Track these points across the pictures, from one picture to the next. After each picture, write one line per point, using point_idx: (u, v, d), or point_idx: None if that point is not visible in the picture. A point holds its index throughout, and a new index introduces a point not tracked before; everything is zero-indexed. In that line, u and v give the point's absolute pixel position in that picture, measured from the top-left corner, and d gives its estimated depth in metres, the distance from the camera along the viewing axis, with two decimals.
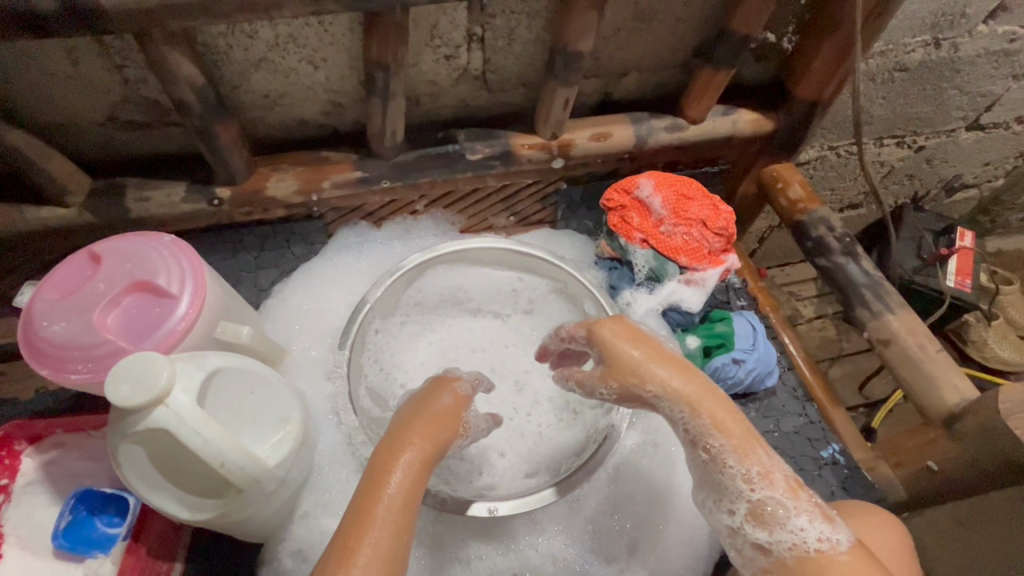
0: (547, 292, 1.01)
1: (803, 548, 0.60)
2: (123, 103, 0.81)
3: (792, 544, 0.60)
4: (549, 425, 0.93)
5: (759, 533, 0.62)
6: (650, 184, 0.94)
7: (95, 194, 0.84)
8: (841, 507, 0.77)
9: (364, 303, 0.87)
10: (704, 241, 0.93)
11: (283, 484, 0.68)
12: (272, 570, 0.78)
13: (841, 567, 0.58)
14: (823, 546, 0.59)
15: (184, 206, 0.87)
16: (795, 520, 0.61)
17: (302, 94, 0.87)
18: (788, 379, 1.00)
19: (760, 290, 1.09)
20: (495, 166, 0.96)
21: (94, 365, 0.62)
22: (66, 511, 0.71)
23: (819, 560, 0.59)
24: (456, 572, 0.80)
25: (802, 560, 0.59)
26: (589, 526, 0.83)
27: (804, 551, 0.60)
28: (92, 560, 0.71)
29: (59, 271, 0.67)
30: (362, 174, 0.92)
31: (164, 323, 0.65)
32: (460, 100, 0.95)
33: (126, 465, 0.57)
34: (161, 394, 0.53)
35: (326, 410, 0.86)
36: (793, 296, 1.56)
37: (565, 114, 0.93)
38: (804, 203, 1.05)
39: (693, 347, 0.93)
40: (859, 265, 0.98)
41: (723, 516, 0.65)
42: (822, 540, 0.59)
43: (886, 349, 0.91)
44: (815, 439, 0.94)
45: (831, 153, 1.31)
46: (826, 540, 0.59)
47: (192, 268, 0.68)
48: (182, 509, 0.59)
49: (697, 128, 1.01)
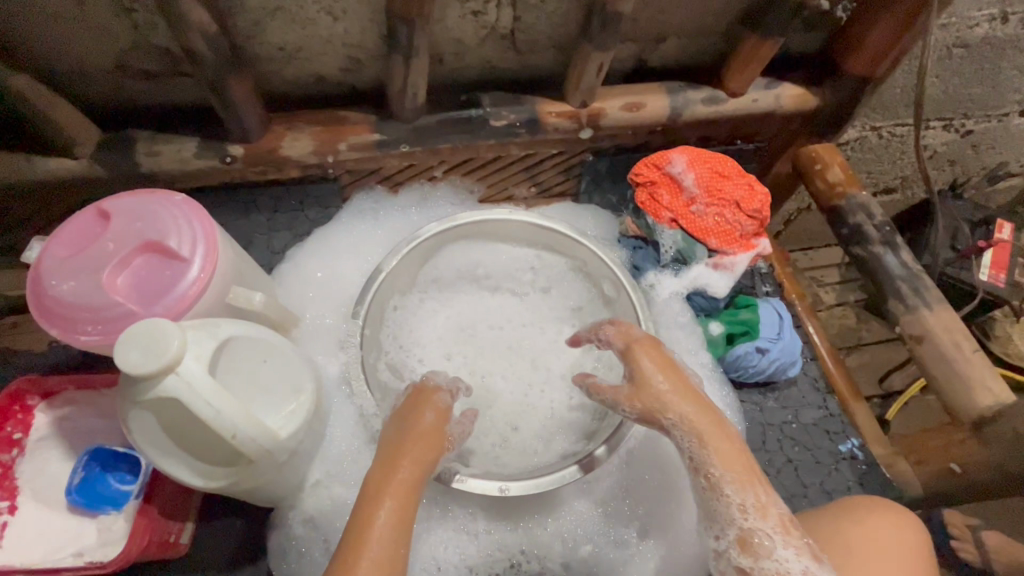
0: (566, 270, 0.97)
1: None
2: (132, 51, 0.76)
3: None
4: (561, 402, 0.91)
5: None
6: (683, 160, 0.89)
7: (104, 147, 0.81)
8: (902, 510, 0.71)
9: (379, 272, 0.83)
10: (736, 224, 0.88)
11: (295, 455, 0.67)
12: (283, 535, 0.79)
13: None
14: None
15: (196, 162, 0.84)
16: None
17: (319, 47, 0.82)
18: (810, 369, 0.97)
19: (787, 277, 1.06)
20: (520, 134, 0.91)
21: (105, 328, 0.60)
22: (79, 468, 0.72)
23: None
24: (465, 544, 0.80)
25: None
26: (600, 509, 0.83)
27: None
28: (105, 516, 0.72)
29: (67, 227, 0.64)
30: (379, 137, 0.87)
31: (175, 287, 0.63)
32: (485, 61, 0.90)
33: (137, 432, 0.56)
34: (171, 362, 0.52)
35: (338, 380, 0.85)
36: (814, 282, 1.49)
37: (597, 81, 0.87)
38: (843, 186, 0.99)
39: (716, 334, 0.92)
40: (898, 257, 0.93)
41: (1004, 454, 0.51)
42: None
43: (918, 346, 0.88)
44: (834, 432, 0.93)
45: (872, 134, 1.24)
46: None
47: (203, 229, 0.66)
48: (194, 477, 0.58)
49: (735, 102, 0.95)
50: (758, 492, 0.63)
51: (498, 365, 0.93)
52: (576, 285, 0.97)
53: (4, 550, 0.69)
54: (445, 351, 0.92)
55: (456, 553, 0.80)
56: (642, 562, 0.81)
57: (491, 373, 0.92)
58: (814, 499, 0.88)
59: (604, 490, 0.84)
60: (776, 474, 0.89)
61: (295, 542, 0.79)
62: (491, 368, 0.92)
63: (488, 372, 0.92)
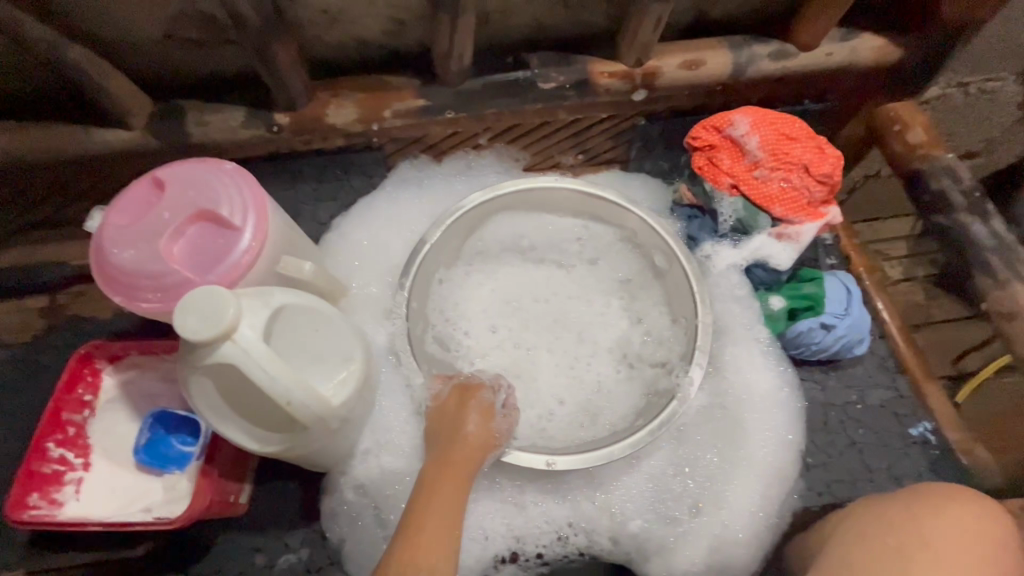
0: (614, 240, 0.93)
1: None
2: (180, 19, 0.76)
3: None
4: (609, 375, 0.89)
5: None
6: (746, 122, 0.82)
7: (157, 117, 0.82)
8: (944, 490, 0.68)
9: (423, 243, 0.81)
10: (804, 190, 0.82)
11: (346, 423, 0.67)
12: (335, 499, 0.81)
13: None
14: None
15: (244, 132, 0.84)
16: None
17: (363, 9, 0.79)
18: (878, 348, 0.91)
19: (855, 249, 0.98)
20: (570, 97, 0.86)
21: (164, 295, 0.62)
22: (145, 429, 0.76)
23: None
24: (513, 515, 0.80)
25: None
26: (650, 485, 0.81)
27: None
28: (169, 475, 0.75)
29: (125, 196, 0.65)
30: (425, 103, 0.85)
31: (228, 256, 0.63)
32: (534, 19, 0.85)
33: (196, 396, 0.57)
34: (227, 329, 0.52)
35: (385, 350, 0.85)
36: (880, 255, 1.39)
37: (654, 37, 0.81)
38: (925, 148, 0.90)
39: (777, 309, 0.86)
40: (988, 226, 0.84)
41: None
42: None
43: (1009, 324, 0.79)
44: (903, 415, 0.87)
45: (958, 91, 1.12)
46: None
47: (253, 198, 0.66)
48: (250, 441, 0.60)
49: (806, 56, 0.87)
50: None
51: (544, 338, 0.91)
52: (624, 256, 0.94)
53: (80, 504, 0.74)
54: (490, 324, 0.90)
55: (504, 523, 0.79)
56: (694, 542, 0.79)
57: (537, 346, 0.90)
58: (880, 485, 0.83)
59: (654, 467, 0.82)
60: (838, 457, 0.84)
61: (346, 507, 0.81)
62: (537, 341, 0.90)
63: (533, 345, 0.90)
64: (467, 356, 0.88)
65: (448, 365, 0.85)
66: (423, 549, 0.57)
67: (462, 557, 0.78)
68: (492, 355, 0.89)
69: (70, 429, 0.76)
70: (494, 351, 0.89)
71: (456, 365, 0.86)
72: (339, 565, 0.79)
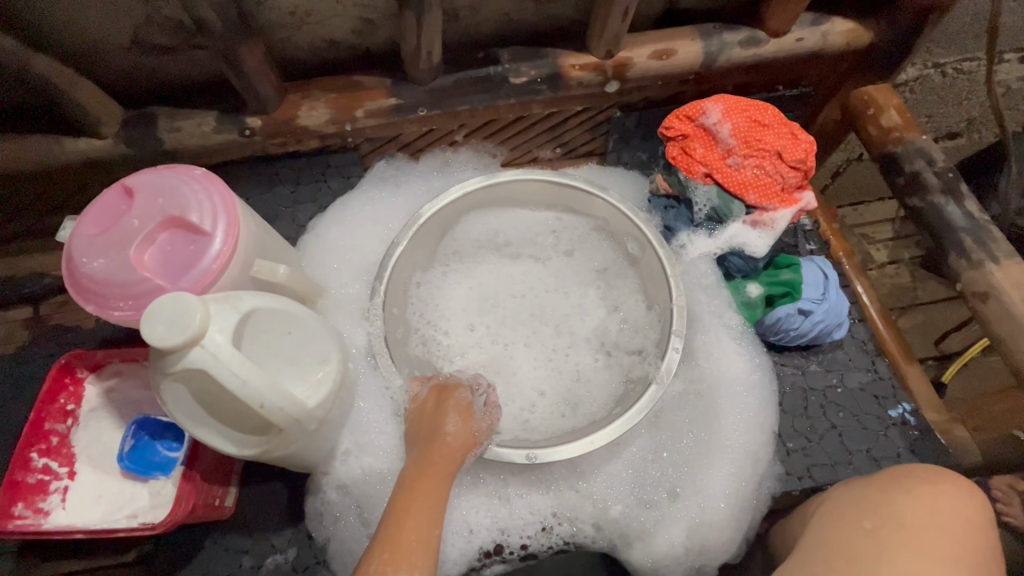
0: (588, 231, 0.94)
1: None
2: (146, 25, 0.75)
3: None
4: (587, 365, 0.90)
5: None
6: (718, 110, 0.82)
7: (128, 125, 0.82)
8: (918, 470, 0.69)
9: (394, 246, 0.81)
10: (778, 176, 0.82)
11: (324, 423, 0.67)
12: (319, 499, 0.81)
13: None
14: None
15: (217, 137, 0.84)
16: None
17: (330, 9, 0.79)
18: (858, 331, 0.92)
19: (833, 234, 1.00)
20: (542, 91, 0.86)
21: (136, 303, 0.62)
22: (129, 436, 0.76)
23: None
24: (497, 507, 0.81)
25: None
26: (630, 474, 0.82)
27: None
28: (155, 480, 0.76)
29: (94, 205, 0.65)
30: (396, 101, 0.85)
31: (199, 262, 0.63)
32: (503, 13, 0.84)
33: (169, 403, 0.57)
34: (195, 334, 0.52)
35: (364, 351, 0.85)
36: (865, 239, 1.40)
37: (623, 28, 0.80)
38: (899, 131, 0.91)
39: (754, 297, 0.87)
40: (961, 207, 0.84)
41: None
42: None
43: (981, 303, 0.80)
44: (882, 397, 0.87)
45: (934, 72, 1.12)
46: None
47: (223, 203, 0.66)
48: (226, 445, 0.60)
49: (777, 43, 0.87)
50: None
51: (522, 333, 0.91)
52: (599, 245, 0.94)
53: (66, 512, 0.74)
54: (468, 322, 0.91)
55: (488, 516, 0.80)
56: (675, 525, 0.80)
57: (515, 342, 0.91)
58: (861, 467, 0.83)
59: (634, 454, 0.83)
60: (818, 440, 0.85)
61: (330, 507, 0.81)
62: (515, 337, 0.91)
63: (511, 341, 0.91)
64: (446, 355, 0.88)
65: (428, 364, 0.85)
66: (404, 547, 0.57)
67: (447, 551, 0.79)
68: (472, 353, 0.89)
69: (54, 438, 0.77)
70: (473, 348, 0.90)
71: (436, 364, 0.87)
72: (325, 564, 0.80)
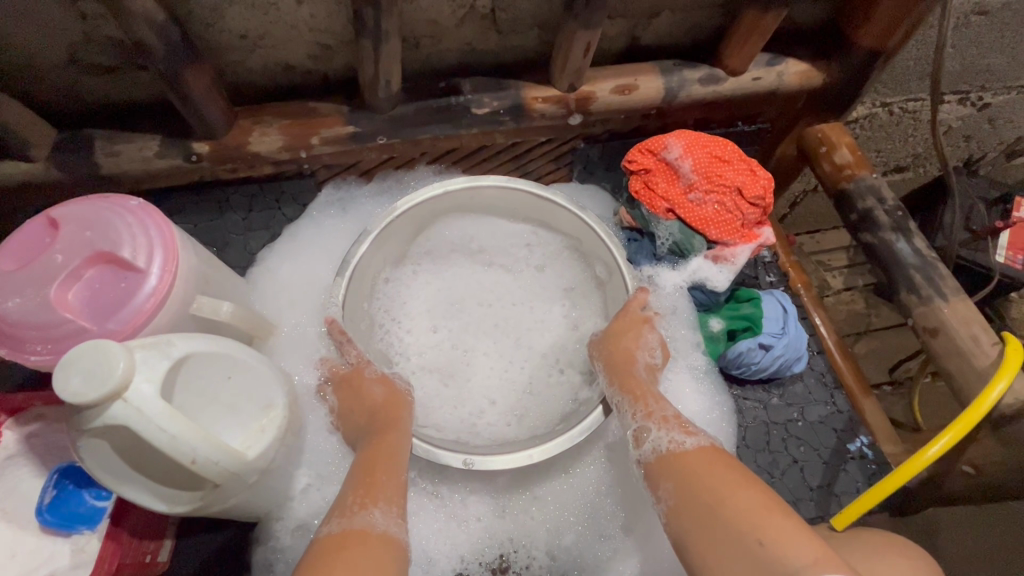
0: (561, 248, 0.93)
1: (679, 444, 0.63)
2: (84, 43, 0.71)
3: (670, 438, 0.64)
4: (540, 377, 0.90)
5: (673, 434, 0.64)
6: (680, 145, 0.83)
7: (61, 148, 0.76)
8: (848, 541, 0.63)
9: (366, 234, 0.78)
10: (737, 212, 0.82)
11: (267, 473, 0.62)
12: (268, 548, 0.76)
13: (708, 473, 0.58)
14: (672, 447, 0.63)
15: (160, 162, 0.79)
16: (666, 435, 0.64)
17: (285, 34, 0.76)
18: (817, 363, 0.92)
19: (792, 265, 1.01)
20: (504, 122, 0.85)
21: (55, 346, 0.57)
22: (50, 486, 0.65)
23: (682, 449, 0.62)
24: (452, 542, 0.77)
25: (659, 455, 0.63)
26: (592, 511, 0.80)
27: (680, 446, 0.63)
28: (78, 536, 0.65)
29: (15, 237, 0.60)
30: (354, 129, 0.82)
31: (130, 300, 0.58)
32: (465, 43, 0.83)
33: (88, 460, 0.52)
34: (117, 387, 0.47)
35: (313, 390, 0.80)
36: (822, 266, 1.44)
37: (585, 62, 0.80)
38: (852, 169, 0.93)
39: (715, 331, 0.87)
40: (911, 244, 0.87)
41: (674, 433, 0.64)
42: (672, 442, 0.64)
43: (932, 339, 0.82)
44: (842, 431, 0.88)
45: (882, 110, 1.17)
46: (675, 442, 0.63)
47: (161, 236, 0.61)
48: (156, 502, 0.55)
49: (734, 81, 0.89)
50: (647, 404, 0.69)
51: (483, 341, 0.92)
52: (570, 264, 0.94)
53: None
54: (432, 324, 0.92)
55: (448, 543, 0.77)
56: (628, 559, 0.77)
57: (475, 348, 0.91)
58: (821, 503, 0.83)
59: (590, 470, 0.81)
60: (781, 476, 0.84)
61: (281, 554, 0.76)
62: (474, 344, 0.91)
63: (471, 347, 0.91)
64: (405, 352, 0.89)
65: None
66: (378, 485, 0.61)
67: None
68: (430, 354, 0.90)
69: None
70: (433, 349, 0.90)
71: None
72: None
